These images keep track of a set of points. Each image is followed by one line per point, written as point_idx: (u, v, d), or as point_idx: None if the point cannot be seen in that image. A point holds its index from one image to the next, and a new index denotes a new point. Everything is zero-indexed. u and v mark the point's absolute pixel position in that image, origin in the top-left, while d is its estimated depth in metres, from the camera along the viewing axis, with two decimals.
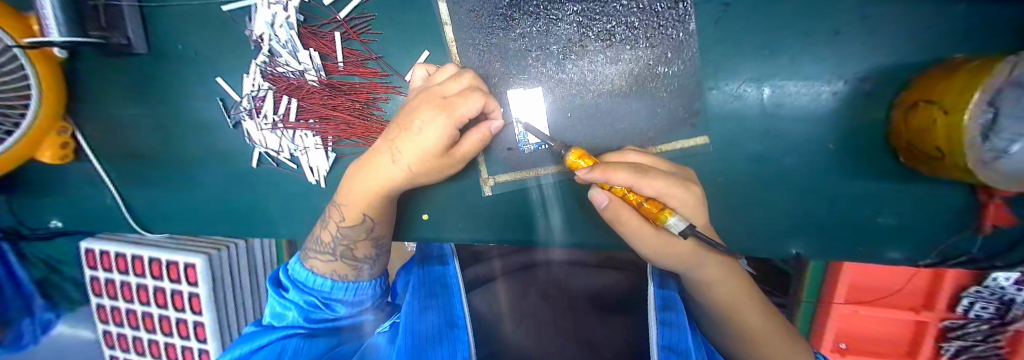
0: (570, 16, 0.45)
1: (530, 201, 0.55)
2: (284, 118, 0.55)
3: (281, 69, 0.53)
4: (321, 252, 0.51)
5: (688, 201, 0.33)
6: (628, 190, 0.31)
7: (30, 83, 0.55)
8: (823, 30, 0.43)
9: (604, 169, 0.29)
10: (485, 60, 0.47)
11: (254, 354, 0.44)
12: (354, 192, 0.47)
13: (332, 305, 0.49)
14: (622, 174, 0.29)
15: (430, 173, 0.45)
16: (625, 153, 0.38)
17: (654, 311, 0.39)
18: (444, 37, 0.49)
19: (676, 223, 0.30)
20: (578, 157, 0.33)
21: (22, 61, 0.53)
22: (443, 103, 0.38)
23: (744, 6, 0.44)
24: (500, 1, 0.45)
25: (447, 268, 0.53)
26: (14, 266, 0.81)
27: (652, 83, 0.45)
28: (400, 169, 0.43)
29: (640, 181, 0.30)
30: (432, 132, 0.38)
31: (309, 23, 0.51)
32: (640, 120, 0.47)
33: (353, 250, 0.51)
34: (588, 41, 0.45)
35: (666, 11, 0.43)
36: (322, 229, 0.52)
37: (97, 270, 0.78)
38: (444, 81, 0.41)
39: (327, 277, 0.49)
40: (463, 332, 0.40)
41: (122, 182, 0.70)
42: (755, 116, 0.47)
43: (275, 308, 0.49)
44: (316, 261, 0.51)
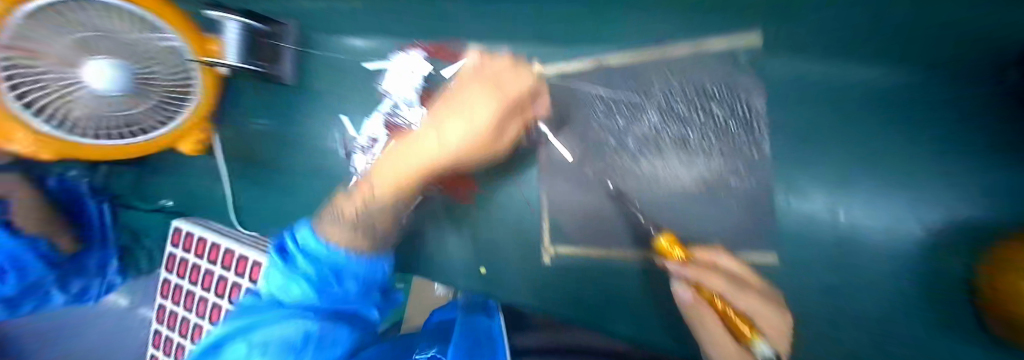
0: (648, 120, 0.52)
1: (588, 278, 0.57)
2: (384, 157, 0.62)
3: (399, 120, 0.64)
4: (338, 222, 0.48)
5: (773, 325, 0.39)
6: (721, 298, 0.41)
7: (192, 88, 0.67)
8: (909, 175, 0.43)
9: (697, 268, 0.44)
10: (571, 145, 0.55)
11: (256, 332, 0.40)
12: (393, 165, 0.52)
13: (345, 279, 0.46)
14: (715, 279, 0.42)
15: (477, 151, 0.54)
16: (713, 252, 0.47)
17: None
18: (534, 118, 0.58)
19: (764, 351, 0.34)
20: (669, 243, 0.46)
21: (193, 73, 0.66)
22: (494, 84, 0.51)
23: (827, 137, 0.46)
24: (591, 101, 0.55)
25: (491, 322, 0.55)
26: (105, 220, 0.80)
27: (723, 191, 0.49)
28: (444, 148, 0.51)
29: (738, 296, 0.40)
30: (490, 98, 0.50)
31: (429, 88, 0.63)
32: (712, 223, 0.49)
33: (376, 223, 0.50)
34: (663, 144, 0.51)
35: (740, 132, 0.48)
36: (348, 199, 0.53)
37: (178, 248, 0.81)
38: (501, 76, 0.53)
39: (337, 245, 0.46)
40: None
41: (237, 181, 0.83)
42: (827, 242, 0.48)
43: (274, 271, 0.46)
44: (326, 235, 0.47)
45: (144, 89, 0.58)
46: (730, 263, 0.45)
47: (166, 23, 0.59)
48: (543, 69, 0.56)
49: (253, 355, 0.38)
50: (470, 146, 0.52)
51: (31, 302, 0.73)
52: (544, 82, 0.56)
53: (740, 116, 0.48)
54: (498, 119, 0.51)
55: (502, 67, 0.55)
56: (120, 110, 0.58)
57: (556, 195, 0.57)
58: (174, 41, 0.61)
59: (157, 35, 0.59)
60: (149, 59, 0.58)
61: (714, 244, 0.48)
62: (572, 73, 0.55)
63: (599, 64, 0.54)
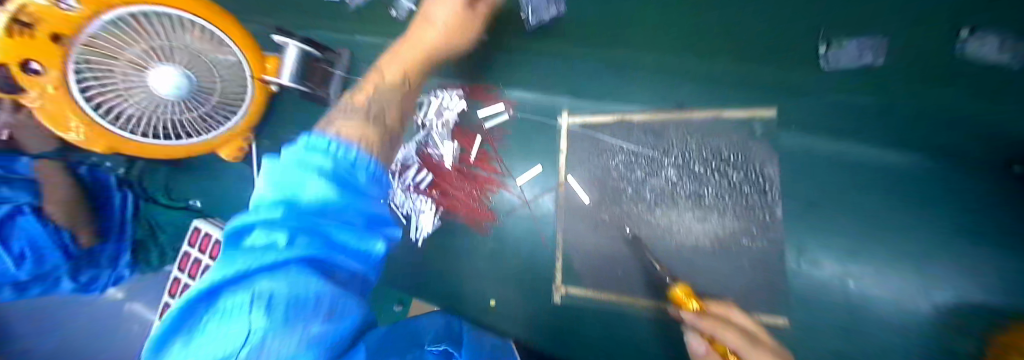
0: (665, 175, 0.55)
1: (598, 321, 0.57)
2: (416, 184, 0.65)
3: (431, 150, 0.66)
4: (344, 114, 0.46)
5: None
6: (732, 352, 0.40)
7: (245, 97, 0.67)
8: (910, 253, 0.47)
9: (711, 321, 0.43)
10: (591, 190, 0.59)
11: (261, 279, 0.25)
12: (393, 65, 0.56)
13: (344, 218, 0.31)
14: (728, 333, 0.42)
15: (460, 35, 0.59)
16: (729, 308, 0.48)
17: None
18: (557, 161, 0.62)
19: None
20: (685, 295, 0.45)
21: (248, 87, 0.67)
22: (424, 23, 0.58)
23: (833, 209, 0.50)
24: (612, 149, 0.58)
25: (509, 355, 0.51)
26: (126, 213, 0.80)
27: (735, 250, 0.51)
28: (437, 34, 0.57)
29: (749, 351, 0.40)
30: None
31: (463, 123, 0.66)
32: (724, 279, 0.51)
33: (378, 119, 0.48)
34: (678, 197, 0.54)
35: (754, 195, 0.51)
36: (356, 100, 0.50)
37: (193, 248, 0.77)
38: (430, 23, 0.58)
39: (353, 154, 0.37)
40: None
41: None
42: (838, 309, 0.49)
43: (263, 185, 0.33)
44: (330, 130, 0.41)
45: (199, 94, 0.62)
46: (743, 320, 0.46)
47: (216, 27, 0.61)
48: (570, 118, 0.61)
49: (251, 308, 0.23)
50: (454, 27, 0.57)
51: (39, 285, 0.73)
52: (569, 129, 0.61)
53: (754, 181, 0.51)
54: None
55: None
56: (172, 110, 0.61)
57: (571, 236, 0.59)
58: (237, 55, 0.63)
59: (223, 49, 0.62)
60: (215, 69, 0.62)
61: (726, 301, 0.49)
62: (596, 124, 0.60)
63: (622, 120, 0.58)
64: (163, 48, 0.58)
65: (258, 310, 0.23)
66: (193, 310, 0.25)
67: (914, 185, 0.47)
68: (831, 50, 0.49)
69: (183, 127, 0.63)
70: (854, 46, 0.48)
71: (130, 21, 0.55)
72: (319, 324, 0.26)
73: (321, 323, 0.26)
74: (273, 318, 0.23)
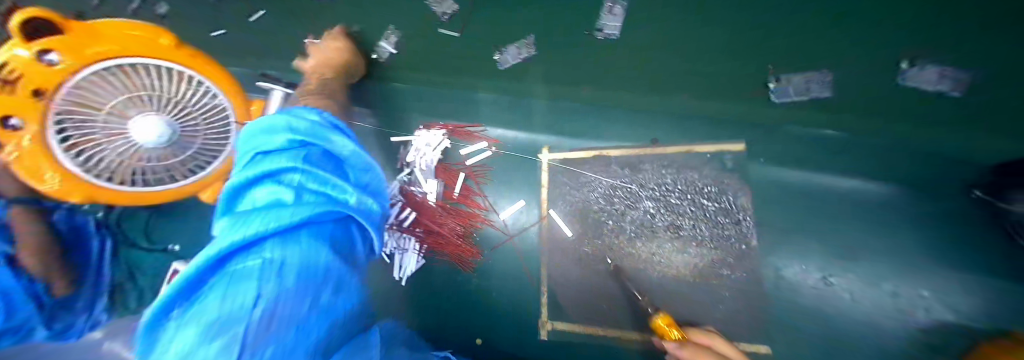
0: (644, 206, 0.56)
1: (586, 356, 0.56)
2: (398, 223, 0.62)
3: (415, 188, 0.64)
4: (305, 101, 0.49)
5: None
6: None
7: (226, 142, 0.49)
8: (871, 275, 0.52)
9: (692, 349, 0.38)
10: (572, 223, 0.59)
11: (268, 246, 0.22)
12: (318, 48, 0.55)
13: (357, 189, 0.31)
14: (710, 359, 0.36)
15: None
16: (712, 337, 0.43)
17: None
18: (539, 195, 0.63)
19: None
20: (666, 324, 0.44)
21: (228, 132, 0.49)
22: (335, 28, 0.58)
23: (802, 236, 0.54)
24: (590, 182, 0.60)
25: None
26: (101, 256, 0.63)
27: (714, 280, 0.52)
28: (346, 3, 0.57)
29: None
30: None
31: (446, 160, 0.65)
32: (705, 309, 0.51)
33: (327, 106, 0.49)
34: (657, 229, 0.55)
35: (729, 226, 0.53)
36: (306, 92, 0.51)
37: None
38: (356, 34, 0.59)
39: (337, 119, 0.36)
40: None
41: None
42: (818, 332, 0.50)
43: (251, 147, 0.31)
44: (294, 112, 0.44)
45: (181, 144, 0.45)
46: (731, 351, 0.41)
47: (207, 78, 0.44)
48: (549, 155, 0.63)
49: (264, 275, 0.20)
50: None
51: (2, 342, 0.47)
52: (549, 164, 0.63)
53: (727, 212, 0.54)
54: None
55: None
56: (163, 167, 0.46)
57: (555, 271, 0.59)
58: (219, 98, 0.46)
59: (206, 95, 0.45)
60: (186, 110, 0.44)
61: (709, 326, 0.49)
62: (574, 159, 0.62)
63: (600, 155, 0.61)
64: (149, 97, 0.41)
65: (269, 277, 0.20)
66: (199, 283, 0.21)
67: (858, 211, 0.54)
68: (779, 84, 0.48)
69: None
70: (800, 81, 0.48)
71: (118, 72, 0.39)
72: (325, 293, 0.24)
73: (327, 294, 0.24)
74: (287, 285, 0.20)
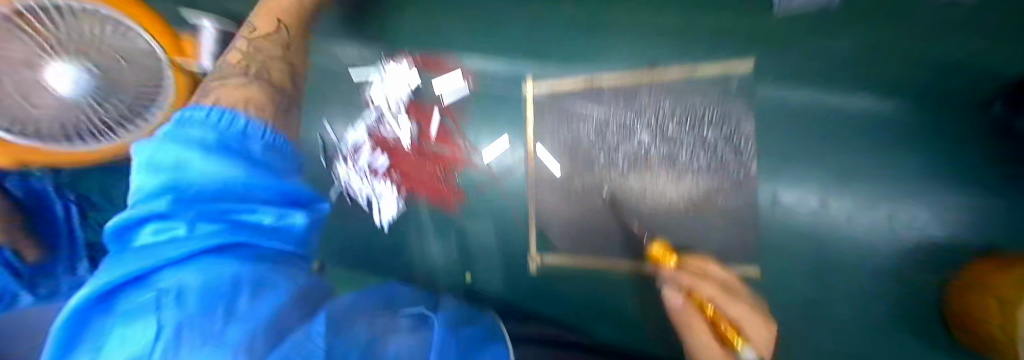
0: (639, 138, 0.51)
1: (577, 287, 0.56)
2: (373, 167, 0.62)
3: (385, 129, 0.62)
4: (222, 73, 0.44)
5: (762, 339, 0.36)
6: (712, 305, 0.37)
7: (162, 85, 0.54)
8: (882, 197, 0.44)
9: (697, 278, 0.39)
10: (559, 159, 0.55)
11: (166, 278, 0.26)
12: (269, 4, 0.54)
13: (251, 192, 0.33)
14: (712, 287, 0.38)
15: None
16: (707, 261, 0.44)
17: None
18: (524, 131, 0.57)
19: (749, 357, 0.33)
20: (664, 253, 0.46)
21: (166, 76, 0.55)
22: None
23: (810, 161, 0.47)
24: (579, 114, 0.54)
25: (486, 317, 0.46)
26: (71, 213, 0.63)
27: (709, 210, 0.49)
28: None
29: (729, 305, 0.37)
30: None
31: (417, 98, 0.61)
32: (695, 238, 0.49)
33: (269, 76, 0.47)
34: (652, 161, 0.51)
35: (729, 152, 0.48)
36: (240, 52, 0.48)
37: None
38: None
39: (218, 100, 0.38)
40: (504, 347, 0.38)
41: None
42: (807, 256, 0.48)
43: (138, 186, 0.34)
44: (203, 99, 0.38)
45: (104, 100, 0.50)
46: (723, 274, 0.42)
47: (136, 22, 0.52)
48: (534, 84, 0.56)
49: (156, 308, 0.23)
50: None
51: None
52: (533, 96, 0.56)
53: (728, 135, 0.48)
54: None
55: None
56: (86, 128, 0.51)
57: (544, 207, 0.56)
58: (146, 40, 0.53)
59: (124, 35, 0.52)
60: (118, 55, 0.51)
61: (704, 254, 0.48)
62: (561, 89, 0.54)
63: (591, 84, 0.53)
64: (51, 40, 0.47)
65: (168, 303, 0.23)
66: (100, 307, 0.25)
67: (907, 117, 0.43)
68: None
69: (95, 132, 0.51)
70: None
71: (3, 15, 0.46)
72: (245, 297, 0.26)
73: (247, 300, 0.26)
74: (182, 308, 0.23)
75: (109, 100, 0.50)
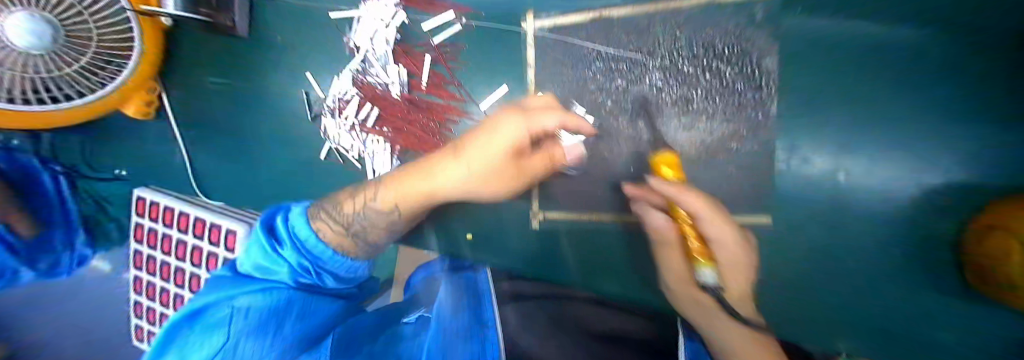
0: (652, 80, 0.47)
1: (581, 241, 0.55)
2: (362, 122, 0.57)
3: (371, 79, 0.56)
4: (334, 224, 0.49)
5: (737, 261, 0.40)
6: (691, 220, 0.39)
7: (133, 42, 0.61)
8: (916, 147, 0.41)
9: (677, 188, 0.39)
10: (562, 105, 0.50)
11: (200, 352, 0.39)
12: (411, 181, 0.49)
13: (322, 274, 0.48)
14: (690, 198, 0.39)
15: (502, 181, 0.48)
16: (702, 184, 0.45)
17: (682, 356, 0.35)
18: (525, 77, 0.52)
19: (707, 276, 0.37)
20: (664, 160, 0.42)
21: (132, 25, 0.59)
22: (527, 116, 0.44)
23: (831, 102, 0.45)
24: (585, 54, 0.49)
25: (479, 276, 0.54)
26: (61, 187, 0.72)
27: (720, 156, 0.46)
28: (467, 172, 0.46)
29: (709, 222, 0.39)
30: (496, 144, 0.43)
31: (404, 42, 0.55)
32: (704, 187, 0.46)
33: (374, 223, 0.50)
34: (663, 105, 0.47)
35: (747, 92, 0.44)
36: (352, 197, 0.52)
37: (144, 218, 0.71)
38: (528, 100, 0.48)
39: (324, 242, 0.47)
40: (494, 332, 0.40)
41: (194, 144, 0.74)
42: (820, 200, 0.47)
43: (262, 262, 0.47)
44: (327, 227, 0.48)
45: (72, 48, 0.54)
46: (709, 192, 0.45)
47: None
48: (536, 23, 0.50)
49: None
50: (503, 176, 0.48)
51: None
52: (535, 36, 0.51)
53: (748, 75, 0.43)
54: (522, 145, 0.44)
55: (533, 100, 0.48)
56: (58, 83, 0.57)
57: None
58: None
59: None
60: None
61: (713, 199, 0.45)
62: (568, 24, 0.49)
63: (601, 20, 0.48)
64: None
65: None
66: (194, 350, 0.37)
67: (946, 53, 0.39)
68: None
69: (71, 83, 0.57)
70: None
71: None
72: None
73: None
74: None
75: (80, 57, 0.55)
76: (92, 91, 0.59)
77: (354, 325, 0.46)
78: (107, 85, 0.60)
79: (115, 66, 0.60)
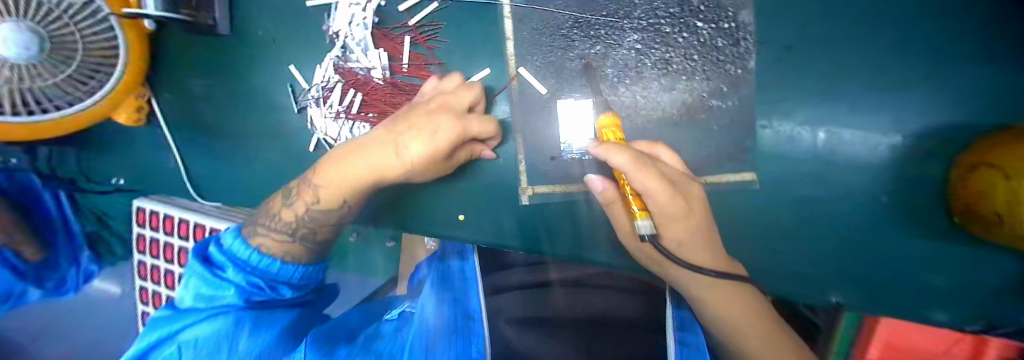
0: (630, 43, 0.47)
1: (572, 215, 0.55)
2: (347, 109, 0.58)
3: (352, 64, 0.57)
4: (276, 231, 0.44)
5: (691, 220, 0.39)
6: (624, 176, 0.35)
7: (118, 49, 0.60)
8: (876, 94, 0.44)
9: (607, 148, 0.33)
10: (542, 76, 0.50)
11: None
12: (339, 170, 0.43)
13: (279, 286, 0.43)
14: (621, 157, 0.33)
15: (427, 168, 0.46)
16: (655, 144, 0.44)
17: (671, 331, 0.38)
18: (504, 51, 0.52)
19: (643, 226, 0.34)
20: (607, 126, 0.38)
21: (116, 32, 0.58)
22: (458, 113, 0.43)
23: (807, 53, 0.45)
24: (562, 23, 0.49)
25: (466, 263, 0.56)
26: (66, 211, 0.69)
27: (704, 115, 0.46)
28: (402, 165, 0.41)
29: (636, 171, 0.33)
30: (422, 146, 0.40)
31: (382, 25, 0.55)
32: (688, 148, 0.47)
33: (314, 228, 0.44)
34: (644, 68, 0.46)
35: (725, 48, 0.44)
36: (286, 205, 0.46)
37: (146, 229, 0.73)
38: (455, 90, 0.47)
39: (275, 258, 0.42)
40: (479, 324, 0.43)
41: (185, 147, 0.74)
42: (808, 155, 0.47)
43: (202, 290, 0.40)
44: (267, 241, 0.43)
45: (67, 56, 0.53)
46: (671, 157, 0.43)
47: None
48: None
49: None
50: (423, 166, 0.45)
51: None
52: (512, 9, 0.51)
53: (724, 31, 0.44)
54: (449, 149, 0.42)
55: (458, 91, 0.46)
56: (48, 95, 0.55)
57: (530, 133, 0.53)
58: None
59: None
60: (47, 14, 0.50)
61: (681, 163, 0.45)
62: None
63: None
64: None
65: None
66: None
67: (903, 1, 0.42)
68: None
69: (60, 94, 0.56)
70: None
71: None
72: None
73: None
74: None
75: (66, 66, 0.54)
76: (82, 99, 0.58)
77: (335, 327, 0.48)
78: (99, 92, 0.59)
79: (102, 75, 0.59)
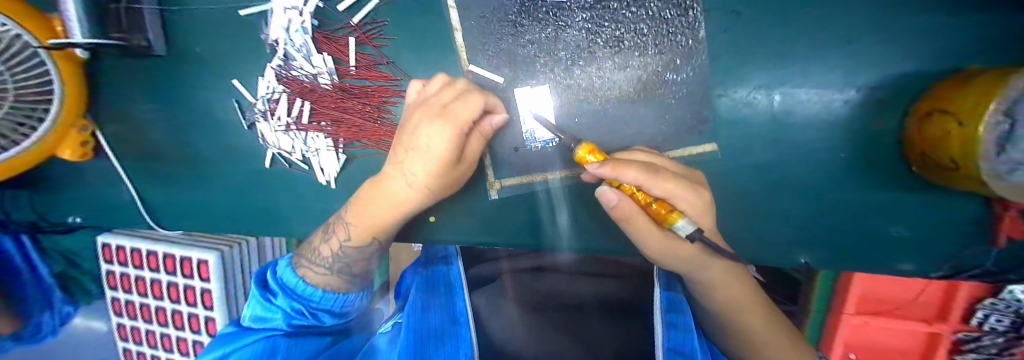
0: (579, 23, 0.45)
1: (538, 204, 0.55)
2: (297, 120, 0.56)
3: (296, 72, 0.54)
4: (317, 263, 0.46)
5: (696, 203, 0.36)
6: (638, 188, 0.34)
7: (53, 83, 0.56)
8: (826, 52, 0.44)
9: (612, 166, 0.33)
10: (495, 65, 0.48)
11: None
12: (370, 212, 0.47)
13: (317, 313, 0.44)
14: (631, 172, 0.34)
15: (445, 183, 0.48)
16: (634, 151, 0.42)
17: (659, 312, 0.32)
18: (454, 42, 0.50)
19: (684, 226, 0.32)
20: (585, 152, 0.36)
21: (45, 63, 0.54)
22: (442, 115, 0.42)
23: (752, 17, 0.45)
24: (510, 8, 0.47)
25: (450, 268, 0.52)
26: (31, 255, 0.66)
27: (659, 90, 0.45)
28: (418, 190, 0.46)
29: (649, 180, 0.34)
30: (425, 160, 0.43)
31: (323, 28, 0.53)
32: (646, 125, 0.46)
33: (348, 257, 0.46)
34: (596, 47, 0.45)
35: (674, 18, 0.43)
36: (325, 240, 0.49)
37: (112, 265, 0.68)
38: (438, 92, 0.44)
39: (319, 286, 0.45)
40: (465, 328, 0.39)
41: (139, 177, 0.70)
42: (765, 120, 0.47)
43: (258, 313, 0.43)
44: (318, 270, 0.46)
45: None
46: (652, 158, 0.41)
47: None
48: None
49: None
50: (447, 183, 0.48)
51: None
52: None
53: (672, 2, 0.43)
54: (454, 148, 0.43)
55: (443, 92, 0.44)
56: None
57: None
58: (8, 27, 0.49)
59: None
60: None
61: (634, 148, 0.45)
62: None
63: None
64: None
65: None
66: None
67: None
68: None
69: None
70: None
71: None
72: None
73: None
74: None
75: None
76: (22, 139, 0.54)
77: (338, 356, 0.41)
78: (38, 130, 0.55)
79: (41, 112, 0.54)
